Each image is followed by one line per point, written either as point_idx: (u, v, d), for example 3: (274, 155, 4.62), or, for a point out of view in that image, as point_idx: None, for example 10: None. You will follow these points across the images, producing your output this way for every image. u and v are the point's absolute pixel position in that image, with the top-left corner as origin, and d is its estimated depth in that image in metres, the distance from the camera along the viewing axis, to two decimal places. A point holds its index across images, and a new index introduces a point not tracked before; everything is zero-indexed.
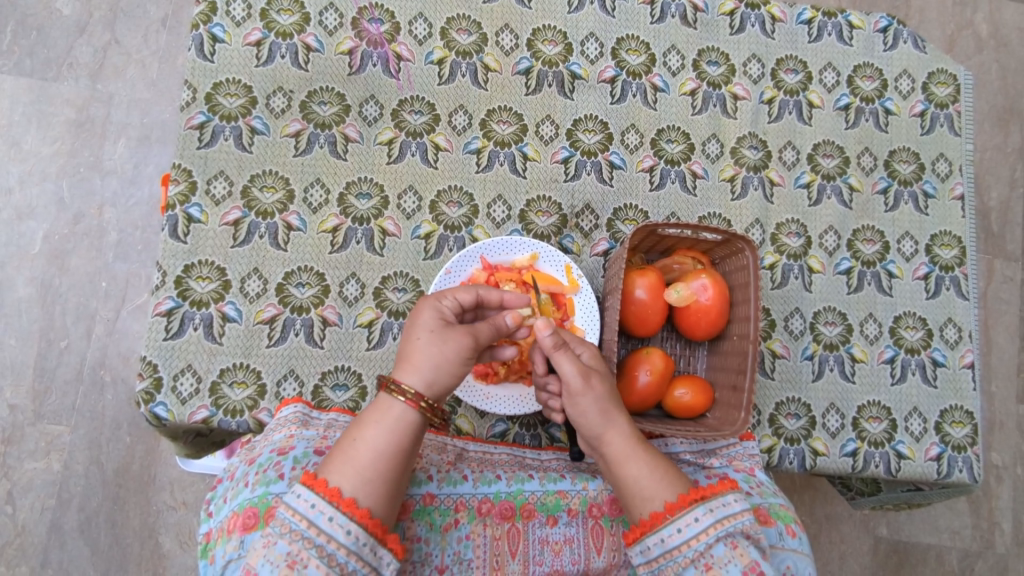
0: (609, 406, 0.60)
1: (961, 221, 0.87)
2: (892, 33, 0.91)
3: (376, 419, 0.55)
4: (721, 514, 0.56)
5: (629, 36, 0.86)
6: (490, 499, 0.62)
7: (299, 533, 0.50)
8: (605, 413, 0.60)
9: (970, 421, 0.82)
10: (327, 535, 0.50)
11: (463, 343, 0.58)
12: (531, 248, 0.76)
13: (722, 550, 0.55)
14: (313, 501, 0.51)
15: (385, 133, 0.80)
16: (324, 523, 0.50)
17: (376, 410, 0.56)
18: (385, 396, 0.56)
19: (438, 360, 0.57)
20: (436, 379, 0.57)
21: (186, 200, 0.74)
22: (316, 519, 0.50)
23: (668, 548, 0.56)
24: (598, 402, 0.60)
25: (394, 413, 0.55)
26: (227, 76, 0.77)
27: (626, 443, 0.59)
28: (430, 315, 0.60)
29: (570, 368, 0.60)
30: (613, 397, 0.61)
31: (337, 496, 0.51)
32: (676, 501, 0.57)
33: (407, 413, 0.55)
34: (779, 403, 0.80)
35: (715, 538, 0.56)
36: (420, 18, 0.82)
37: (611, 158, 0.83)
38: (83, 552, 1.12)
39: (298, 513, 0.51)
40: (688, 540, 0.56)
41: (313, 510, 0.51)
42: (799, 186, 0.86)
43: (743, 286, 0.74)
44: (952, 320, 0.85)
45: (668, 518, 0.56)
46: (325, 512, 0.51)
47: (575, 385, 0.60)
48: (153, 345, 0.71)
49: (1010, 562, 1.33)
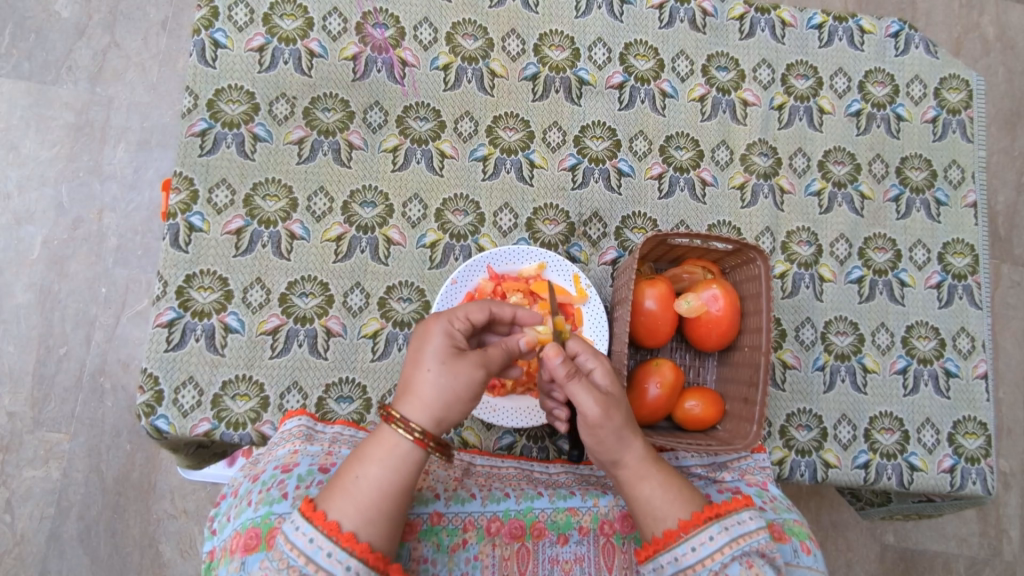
0: (625, 432, 0.57)
1: (974, 228, 0.86)
2: (904, 38, 0.89)
3: (377, 455, 0.53)
4: (737, 532, 0.55)
5: (638, 41, 0.84)
6: (499, 518, 0.61)
7: (297, 569, 0.50)
8: (622, 439, 0.56)
9: (984, 432, 0.81)
10: (326, 571, 0.50)
11: (473, 375, 0.54)
12: (539, 257, 0.74)
13: (737, 570, 0.54)
14: (312, 535, 0.50)
15: (390, 140, 0.79)
16: (322, 559, 0.50)
17: (379, 446, 0.53)
18: (391, 432, 0.53)
19: (446, 395, 0.54)
20: (445, 415, 0.54)
21: (187, 208, 0.73)
22: (314, 555, 0.50)
23: (682, 567, 0.54)
24: (617, 431, 0.56)
25: (396, 449, 0.53)
26: (229, 82, 0.76)
27: (643, 462, 0.57)
28: (440, 341, 0.56)
29: (590, 400, 0.55)
30: (631, 422, 0.58)
31: (337, 530, 0.50)
32: (691, 518, 0.55)
33: (412, 451, 0.53)
34: (790, 415, 0.78)
35: (730, 557, 0.54)
36: (425, 23, 0.81)
37: (619, 166, 0.82)
38: (82, 562, 1.11)
39: (297, 548, 0.50)
40: (703, 559, 0.54)
41: (312, 544, 0.50)
42: (810, 194, 0.85)
43: (754, 297, 0.73)
44: (965, 329, 0.84)
45: (682, 537, 0.54)
46: (323, 547, 0.50)
47: (594, 420, 0.55)
48: (154, 357, 0.69)
49: (1017, 569, 1.32)
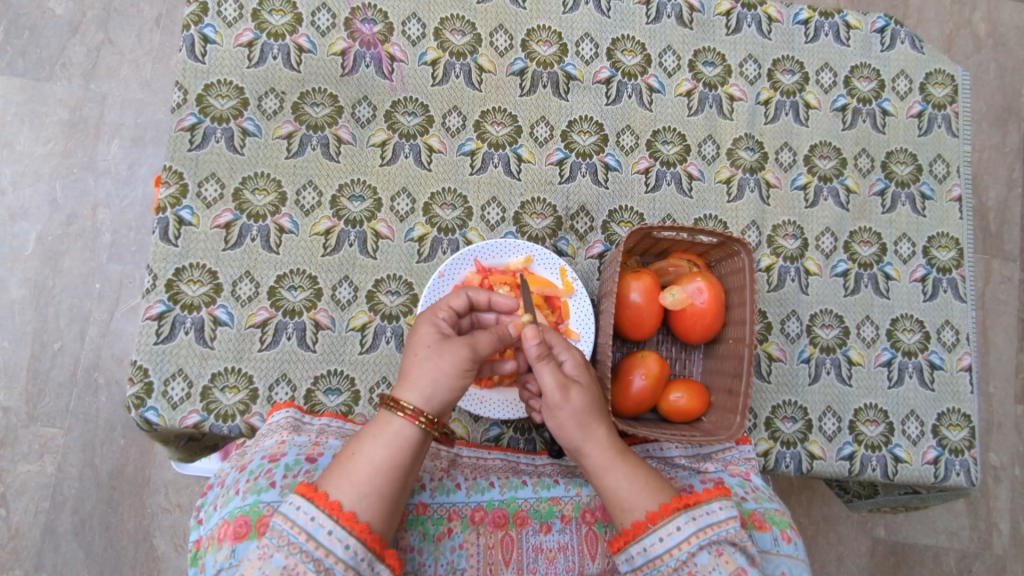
0: (588, 418, 0.59)
1: (959, 222, 0.87)
2: (890, 33, 0.90)
3: (375, 435, 0.55)
4: (705, 522, 0.55)
5: (625, 36, 0.85)
6: (483, 508, 0.62)
7: (297, 546, 0.50)
8: (584, 426, 0.58)
9: (968, 424, 0.81)
10: (326, 549, 0.50)
11: (457, 353, 0.58)
12: (525, 251, 0.75)
13: (706, 558, 0.55)
14: (313, 514, 0.50)
15: (378, 135, 0.79)
16: (323, 537, 0.50)
17: (376, 425, 0.55)
18: (388, 413, 0.55)
19: (434, 374, 0.57)
20: (433, 391, 0.56)
21: (177, 202, 0.74)
22: (315, 533, 0.50)
23: (651, 558, 0.55)
24: (576, 415, 0.58)
25: (392, 428, 0.55)
26: (218, 77, 0.76)
27: (606, 451, 0.58)
28: (428, 330, 0.60)
29: (551, 379, 0.59)
30: (593, 408, 0.59)
31: (336, 508, 0.51)
32: (658, 510, 0.56)
33: (406, 428, 0.55)
34: (776, 406, 0.79)
35: (698, 547, 0.55)
36: (413, 18, 0.82)
37: (606, 160, 0.83)
38: (77, 555, 1.12)
39: (297, 526, 0.50)
40: (670, 548, 0.55)
41: (312, 523, 0.50)
42: (796, 188, 0.86)
43: (739, 289, 0.73)
44: (950, 322, 0.84)
45: (649, 528, 0.55)
46: (323, 525, 0.50)
47: (554, 403, 0.59)
48: (144, 349, 0.70)
49: (1008, 563, 1.33)
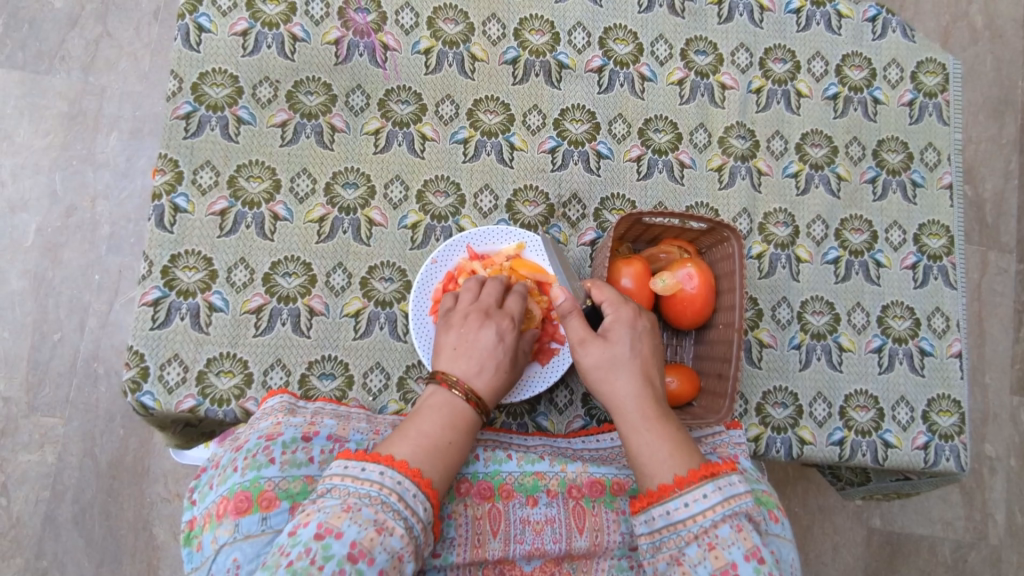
0: (613, 365, 0.63)
1: (949, 210, 0.87)
2: (881, 22, 0.90)
3: (456, 425, 0.59)
4: (730, 493, 0.56)
5: (617, 25, 0.86)
6: (469, 480, 0.63)
7: (386, 503, 0.51)
8: (608, 371, 0.63)
9: (958, 410, 0.82)
10: (411, 509, 0.52)
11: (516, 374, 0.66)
12: (518, 237, 0.76)
13: (727, 531, 0.55)
14: (399, 478, 0.52)
15: (372, 123, 0.80)
16: (409, 498, 0.52)
17: (455, 415, 0.59)
18: (470, 411, 0.60)
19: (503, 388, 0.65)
20: (498, 400, 0.65)
21: (173, 189, 0.74)
22: (403, 494, 0.52)
23: (672, 522, 0.56)
24: (604, 362, 0.63)
25: (468, 425, 0.60)
26: (213, 65, 0.77)
27: (636, 401, 0.61)
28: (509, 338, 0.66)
29: (577, 328, 0.64)
30: (622, 359, 0.63)
31: (418, 476, 0.53)
32: (687, 475, 0.57)
33: (478, 423, 0.61)
34: (767, 392, 0.80)
35: (721, 517, 0.55)
36: (407, 7, 0.82)
37: (598, 148, 0.84)
38: (77, 543, 1.13)
39: (384, 487, 0.52)
40: (694, 515, 0.55)
41: (399, 485, 0.52)
42: (787, 175, 0.86)
43: (728, 275, 0.74)
44: (940, 309, 0.85)
45: (675, 492, 0.56)
46: (410, 488, 0.52)
47: (584, 339, 0.63)
48: (139, 335, 0.71)
49: (1003, 553, 1.33)
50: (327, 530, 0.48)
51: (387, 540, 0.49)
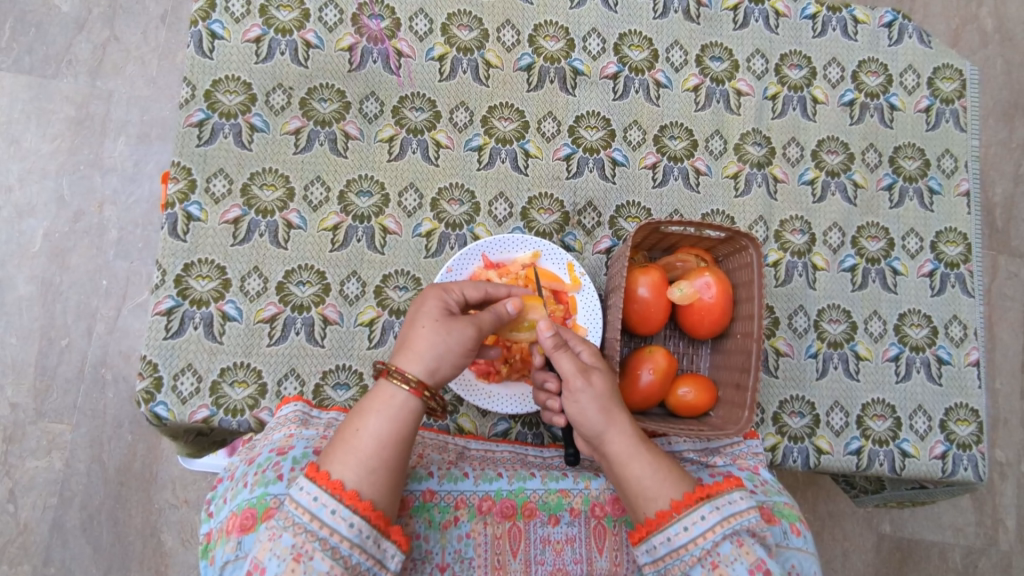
0: (609, 404, 0.59)
1: (966, 217, 0.87)
2: (898, 28, 0.90)
3: (377, 407, 0.55)
4: (728, 512, 0.55)
5: (632, 31, 0.85)
6: (491, 497, 0.62)
7: (303, 526, 0.50)
8: (607, 411, 0.59)
9: (976, 419, 0.81)
10: (331, 528, 0.50)
11: (464, 331, 0.59)
12: (533, 246, 0.75)
13: (728, 548, 0.55)
14: (316, 494, 0.50)
15: (386, 130, 0.79)
16: (327, 516, 0.50)
17: (380, 400, 0.55)
18: (388, 385, 0.55)
19: (442, 348, 0.58)
20: (447, 365, 0.58)
21: (185, 198, 0.74)
22: (318, 512, 0.50)
23: (675, 548, 0.55)
24: (599, 399, 0.59)
25: (397, 401, 0.55)
26: (226, 72, 0.76)
27: (633, 436, 0.59)
28: (435, 305, 0.61)
29: (567, 362, 0.60)
30: (612, 394, 0.60)
31: (339, 488, 0.51)
32: (683, 499, 0.56)
33: (409, 402, 0.55)
34: (783, 401, 0.79)
35: (722, 536, 0.55)
36: (421, 14, 0.81)
37: (613, 155, 0.83)
38: (85, 550, 1.12)
39: (301, 507, 0.50)
40: (695, 538, 0.55)
41: (316, 503, 0.50)
42: (803, 183, 0.85)
43: (746, 284, 0.73)
44: (958, 317, 0.84)
45: (673, 517, 0.55)
46: (327, 504, 0.50)
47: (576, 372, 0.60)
48: (153, 344, 0.70)
49: (1014, 560, 1.32)
50: (255, 565, 0.50)
51: (309, 568, 0.49)
